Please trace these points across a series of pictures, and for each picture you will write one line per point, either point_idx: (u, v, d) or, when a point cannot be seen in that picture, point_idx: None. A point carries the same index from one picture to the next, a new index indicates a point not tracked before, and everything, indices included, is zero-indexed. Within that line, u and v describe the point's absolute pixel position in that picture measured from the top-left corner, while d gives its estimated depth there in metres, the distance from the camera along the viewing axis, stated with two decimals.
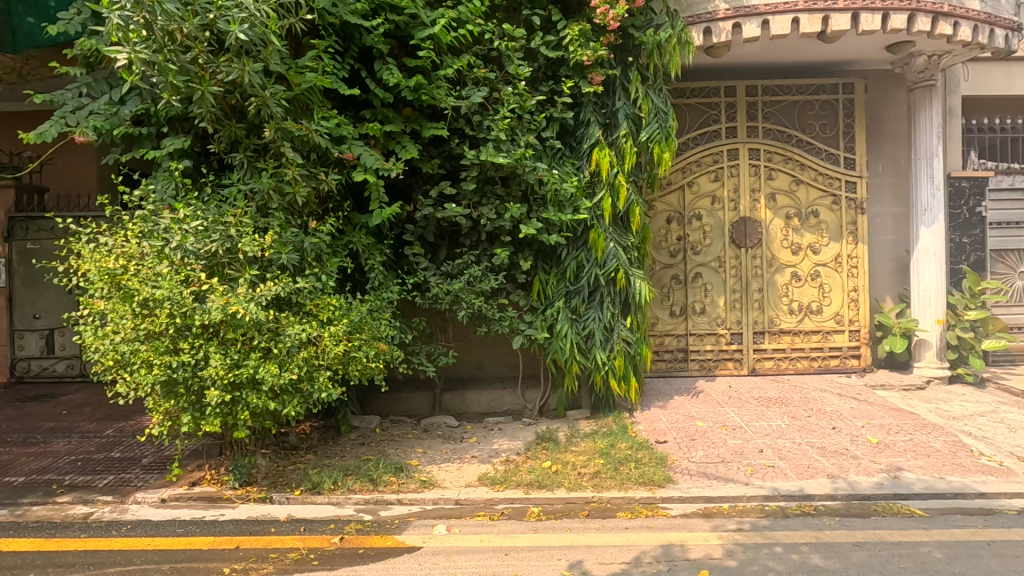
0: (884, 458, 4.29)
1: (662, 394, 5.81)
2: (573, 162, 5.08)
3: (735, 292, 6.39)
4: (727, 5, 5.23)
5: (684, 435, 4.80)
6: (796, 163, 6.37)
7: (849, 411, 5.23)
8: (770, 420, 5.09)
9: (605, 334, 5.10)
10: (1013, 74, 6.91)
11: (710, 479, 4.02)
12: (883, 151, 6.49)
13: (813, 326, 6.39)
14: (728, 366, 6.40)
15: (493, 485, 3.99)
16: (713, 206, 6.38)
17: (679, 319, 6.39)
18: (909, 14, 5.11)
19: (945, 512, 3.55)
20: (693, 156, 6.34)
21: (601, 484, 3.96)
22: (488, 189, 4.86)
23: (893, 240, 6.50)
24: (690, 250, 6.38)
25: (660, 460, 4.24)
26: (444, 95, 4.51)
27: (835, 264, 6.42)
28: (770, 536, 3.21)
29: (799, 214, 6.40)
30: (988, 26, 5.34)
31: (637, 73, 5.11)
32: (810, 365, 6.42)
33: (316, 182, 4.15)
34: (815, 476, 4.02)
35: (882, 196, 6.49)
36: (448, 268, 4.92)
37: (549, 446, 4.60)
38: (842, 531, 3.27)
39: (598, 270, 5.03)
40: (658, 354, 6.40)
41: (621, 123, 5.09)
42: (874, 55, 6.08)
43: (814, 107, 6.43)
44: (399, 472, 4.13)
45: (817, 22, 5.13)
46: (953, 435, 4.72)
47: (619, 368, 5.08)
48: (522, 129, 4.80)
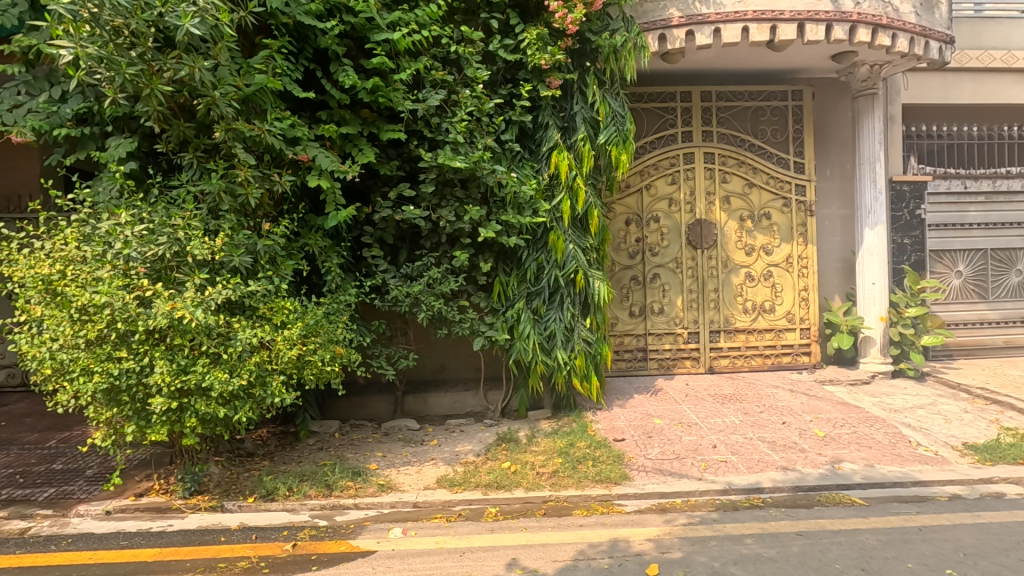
0: (829, 451, 4.48)
1: (622, 394, 5.90)
2: (532, 164, 5.13)
3: (692, 292, 6.56)
4: (680, 13, 5.37)
5: (641, 433, 4.91)
6: (749, 166, 6.58)
7: (799, 406, 5.43)
8: (724, 417, 5.23)
9: (566, 334, 5.16)
10: (949, 84, 7.32)
11: (665, 475, 4.12)
12: (831, 156, 6.75)
13: (766, 324, 6.60)
14: (686, 365, 6.56)
15: (451, 487, 4.00)
16: (670, 208, 6.54)
17: (638, 319, 6.52)
18: (850, 25, 5.35)
19: (883, 501, 3.72)
20: (650, 159, 6.48)
21: (559, 482, 4.01)
22: (447, 191, 4.84)
23: (840, 241, 6.78)
24: (648, 251, 6.52)
25: (617, 458, 4.32)
26: (402, 98, 4.49)
27: (786, 264, 6.65)
28: (718, 529, 3.31)
29: (752, 216, 6.60)
30: (923, 38, 5.64)
31: (594, 78, 5.19)
32: (764, 362, 6.63)
33: (270, 184, 4.09)
34: (765, 470, 4.17)
35: (830, 199, 6.76)
36: (408, 271, 4.91)
37: (509, 446, 4.63)
38: (786, 521, 3.40)
39: (558, 272, 5.08)
40: (618, 354, 6.51)
41: (579, 127, 5.16)
42: (821, 64, 6.32)
43: (765, 113, 6.66)
44: (356, 476, 4.09)
45: (765, 31, 5.31)
46: (893, 427, 4.96)
47: (579, 368, 5.15)
48: (480, 132, 4.81)
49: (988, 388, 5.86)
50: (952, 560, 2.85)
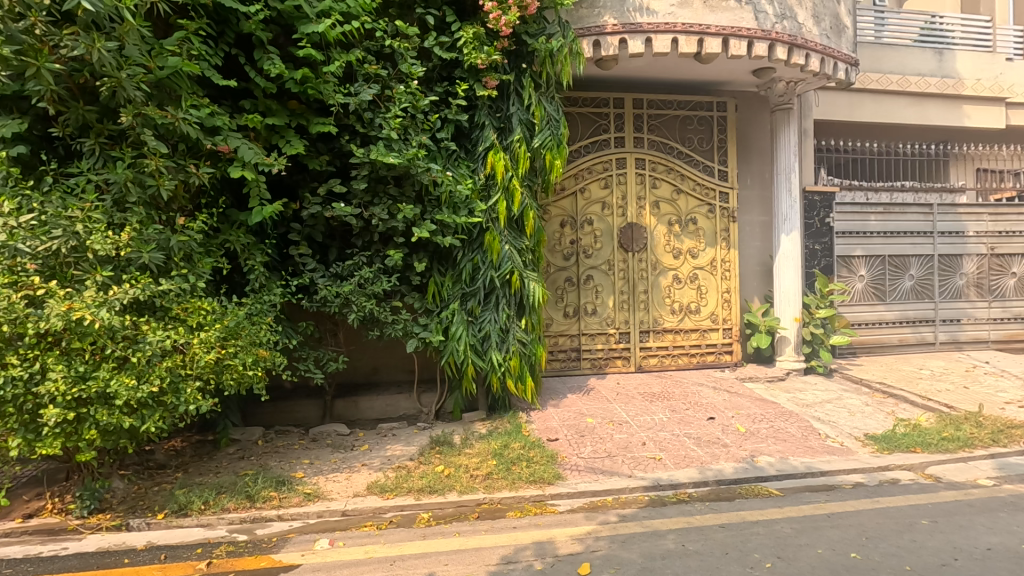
0: (749, 445, 4.73)
1: (556, 393, 5.96)
2: (468, 164, 5.09)
3: (624, 293, 6.74)
4: (615, 21, 5.50)
5: (574, 432, 4.98)
6: (677, 173, 6.85)
7: (721, 403, 5.70)
8: (653, 414, 5.41)
9: (500, 335, 5.14)
10: (854, 104, 7.96)
11: (596, 473, 4.20)
12: (751, 165, 7.15)
13: (692, 324, 6.89)
14: (617, 364, 6.73)
15: (382, 493, 3.88)
16: (603, 212, 6.70)
17: (572, 320, 6.63)
18: (769, 43, 5.69)
19: (796, 491, 3.96)
20: (584, 163, 6.61)
21: (492, 484, 3.99)
22: (380, 189, 4.71)
23: (759, 246, 7.19)
24: (582, 254, 6.64)
25: (551, 458, 4.36)
26: (333, 91, 4.32)
27: (710, 267, 6.97)
28: (647, 525, 3.40)
29: (680, 221, 6.87)
30: (832, 59, 6.08)
31: (530, 80, 5.21)
32: (690, 361, 6.91)
33: (186, 176, 3.80)
34: (690, 465, 4.34)
35: (750, 206, 7.15)
36: (338, 270, 4.72)
37: (443, 449, 4.56)
38: (710, 515, 3.55)
39: (493, 272, 5.06)
40: (552, 354, 6.59)
41: (515, 128, 5.16)
42: (743, 78, 6.67)
43: (692, 123, 6.95)
44: (280, 485, 3.89)
45: (693, 44, 5.54)
46: (805, 421, 5.30)
47: (514, 369, 5.14)
48: (415, 129, 4.72)
49: (886, 382, 6.39)
50: (856, 544, 3.06)
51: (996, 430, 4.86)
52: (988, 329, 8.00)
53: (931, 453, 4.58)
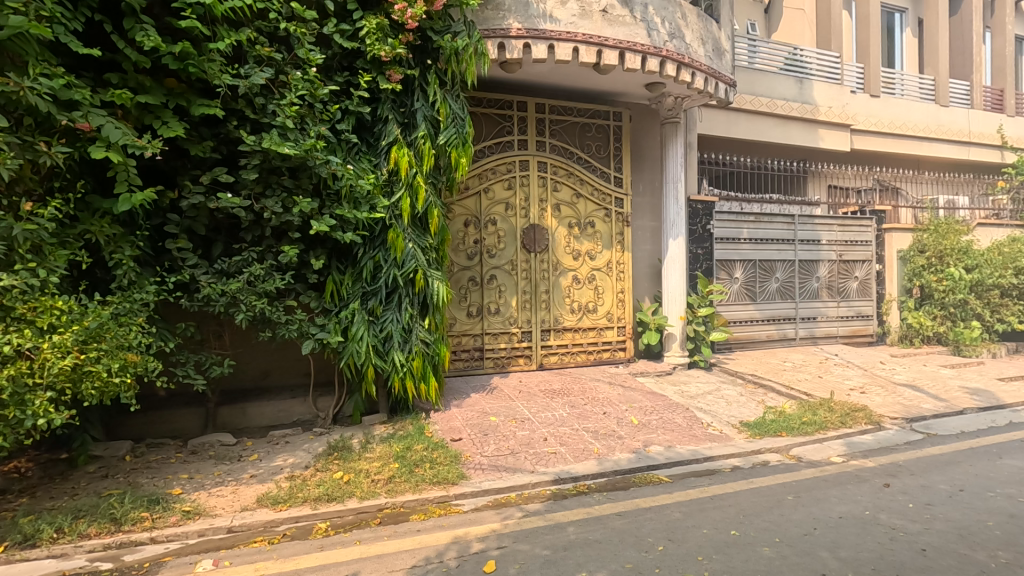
0: (641, 436, 5.03)
1: (458, 393, 5.94)
2: (370, 159, 4.92)
3: (526, 292, 6.87)
4: (520, 25, 5.58)
5: (478, 431, 4.98)
6: (577, 178, 7.12)
7: (616, 397, 6.00)
8: (554, 410, 5.56)
9: (403, 335, 5.02)
10: (731, 121, 8.76)
11: (500, 471, 4.25)
12: (643, 173, 7.60)
13: (590, 323, 7.20)
14: (519, 362, 6.86)
15: (275, 505, 3.63)
16: (506, 212, 6.79)
17: (475, 319, 6.65)
18: (660, 59, 6.08)
19: (683, 477, 4.27)
20: (488, 164, 6.66)
21: (395, 488, 3.89)
22: (273, 180, 4.40)
23: (650, 249, 7.66)
24: (485, 253, 6.68)
25: (454, 458, 4.33)
26: (219, 71, 3.96)
27: (606, 268, 7.32)
28: (549, 518, 3.49)
29: (579, 224, 7.14)
30: (714, 80, 6.64)
31: (435, 77, 5.13)
32: (587, 358, 7.21)
33: (35, 155, 3.31)
34: (589, 458, 4.54)
35: (642, 212, 7.60)
36: (223, 266, 4.35)
37: (341, 455, 4.36)
38: (608, 504, 3.72)
39: (396, 271, 4.94)
40: (455, 354, 6.56)
41: (420, 124, 5.05)
42: (637, 91, 7.08)
43: (591, 130, 7.27)
44: (154, 505, 3.50)
45: (592, 54, 5.78)
46: (690, 411, 5.74)
47: (417, 369, 5.04)
48: (312, 119, 4.48)
49: (757, 374, 7.09)
50: (735, 521, 3.35)
51: (844, 414, 5.58)
52: (838, 325, 9.15)
53: (793, 436, 5.16)
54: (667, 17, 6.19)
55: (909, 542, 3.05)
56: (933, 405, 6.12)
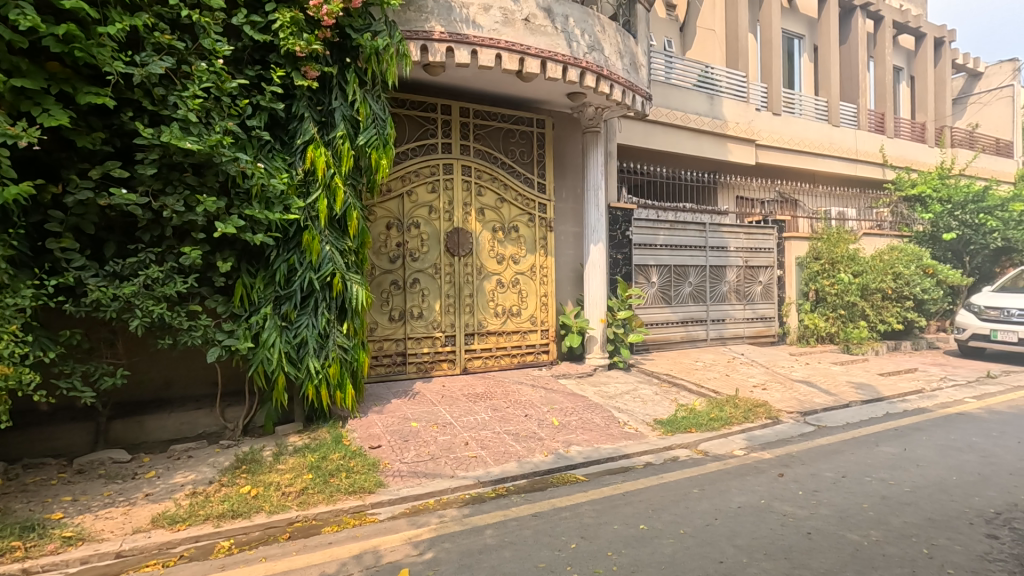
0: (561, 437, 5.15)
1: (379, 399, 5.82)
2: (284, 157, 4.71)
3: (450, 297, 6.84)
4: (442, 28, 5.57)
5: (398, 437, 4.89)
6: (501, 183, 7.18)
7: (538, 399, 6.09)
8: (476, 414, 5.57)
9: (319, 341, 4.84)
10: (648, 133, 9.18)
11: (419, 477, 4.20)
12: (566, 180, 7.78)
13: (513, 327, 7.27)
14: (442, 366, 6.82)
15: (171, 525, 3.38)
16: (429, 215, 6.75)
17: (397, 324, 6.57)
18: (580, 70, 6.27)
19: (599, 475, 4.41)
20: (411, 166, 6.60)
21: (307, 500, 3.74)
22: (174, 176, 4.12)
23: (572, 254, 7.86)
24: (408, 257, 6.61)
25: (372, 466, 4.23)
26: (111, 58, 3.67)
27: (530, 273, 7.43)
28: (466, 522, 3.49)
29: (503, 228, 7.20)
30: (631, 93, 6.92)
31: (354, 76, 4.98)
32: (511, 361, 7.28)
33: None
34: (509, 460, 4.58)
35: (565, 217, 7.78)
36: (116, 268, 4.01)
37: (250, 468, 4.13)
38: (525, 505, 3.77)
39: (312, 274, 4.76)
40: (376, 359, 6.44)
41: (338, 124, 4.91)
42: (559, 100, 7.25)
43: (515, 136, 7.37)
44: (28, 532, 3.17)
45: (515, 62, 5.86)
46: (607, 411, 5.93)
47: (333, 376, 4.88)
48: (219, 114, 4.24)
49: (671, 373, 7.44)
50: (644, 516, 3.50)
51: (747, 409, 5.99)
52: (744, 326, 9.80)
53: (701, 432, 5.46)
54: (586, 29, 6.40)
55: (797, 526, 3.32)
56: (824, 399, 6.70)
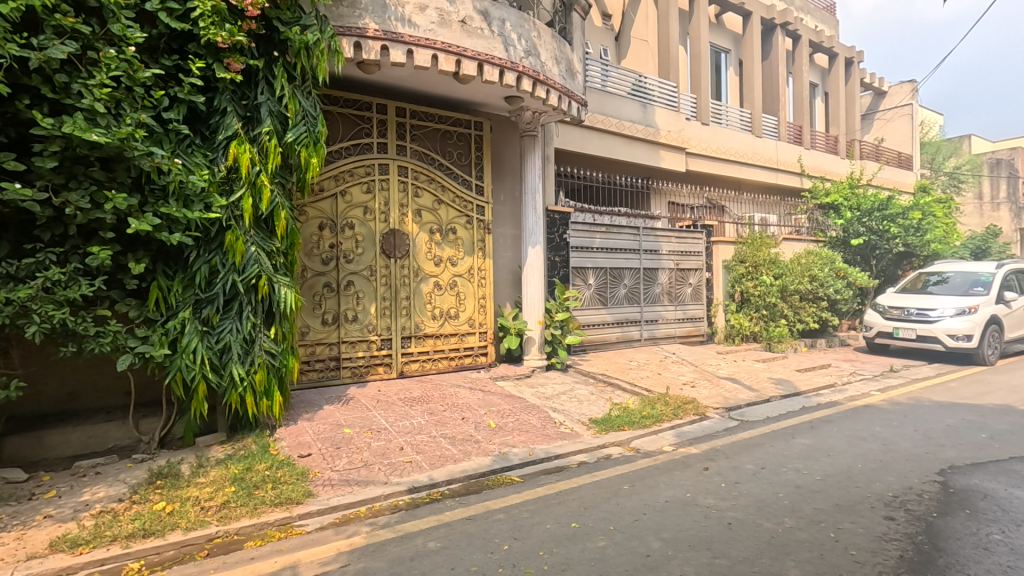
0: (497, 438, 5.16)
1: (310, 405, 5.63)
2: (204, 153, 4.47)
3: (385, 299, 6.71)
4: (376, 26, 5.46)
5: (329, 445, 4.74)
6: (438, 184, 7.12)
7: (475, 402, 6.08)
8: (411, 418, 5.48)
9: (243, 347, 4.62)
10: (584, 138, 9.39)
11: (350, 485, 4.08)
12: (504, 183, 7.82)
13: (451, 329, 7.22)
14: (378, 371, 6.67)
15: (73, 548, 3.12)
16: (364, 216, 6.60)
17: (331, 327, 6.38)
18: (517, 74, 6.32)
19: (534, 476, 4.45)
20: (344, 166, 6.44)
21: (228, 514, 3.55)
22: (79, 170, 3.81)
23: (511, 256, 7.90)
24: (342, 258, 6.43)
25: (301, 475, 4.08)
26: (4, 40, 3.35)
27: (468, 275, 7.40)
28: (398, 529, 3.43)
29: (441, 230, 7.14)
30: (567, 98, 7.05)
31: (282, 70, 4.80)
32: (449, 364, 7.22)
33: None
34: (444, 464, 4.54)
35: (503, 220, 7.81)
36: (9, 269, 3.65)
37: (165, 483, 3.88)
38: (459, 509, 3.75)
39: (236, 276, 4.54)
40: (308, 364, 6.24)
41: (264, 119, 4.71)
42: (497, 103, 7.28)
43: (453, 137, 7.34)
44: None
45: (451, 63, 5.83)
46: (544, 412, 6.01)
47: (259, 383, 4.66)
48: (131, 104, 3.97)
49: (607, 373, 7.63)
50: (576, 514, 3.57)
51: (677, 406, 6.23)
52: (675, 326, 10.20)
53: (633, 429, 5.63)
54: (523, 34, 6.47)
55: (719, 518, 3.48)
56: (747, 395, 7.07)
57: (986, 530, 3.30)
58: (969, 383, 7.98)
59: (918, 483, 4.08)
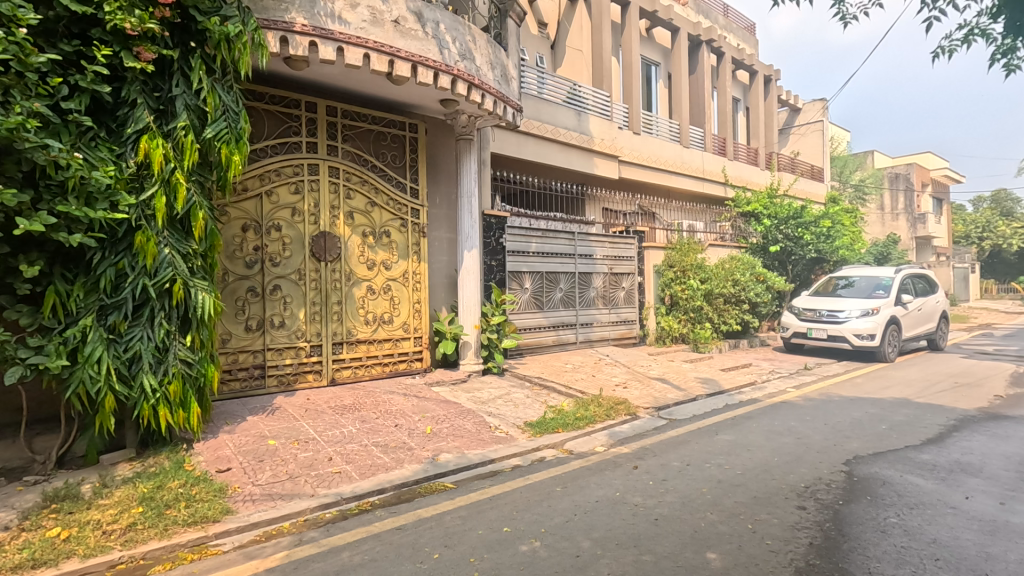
0: (431, 445, 5.09)
1: (232, 416, 5.34)
2: (110, 147, 4.14)
3: (315, 304, 6.47)
4: (304, 21, 5.28)
5: (251, 458, 4.49)
6: (371, 186, 6.95)
7: (409, 408, 5.97)
8: (342, 427, 5.30)
9: (156, 356, 4.30)
10: (520, 143, 9.49)
11: (273, 500, 3.88)
12: (439, 186, 7.74)
13: (385, 334, 7.05)
14: (307, 378, 6.41)
15: None
16: (293, 218, 6.34)
17: (255, 334, 6.09)
18: (451, 77, 6.28)
19: (467, 481, 4.41)
20: (270, 165, 6.18)
21: (134, 537, 3.28)
22: None
23: (446, 260, 7.82)
24: (267, 261, 6.16)
25: (219, 492, 3.84)
26: None
27: (402, 279, 7.26)
28: (324, 544, 3.30)
29: (374, 233, 6.97)
30: (502, 103, 7.07)
31: (200, 62, 4.52)
32: (382, 370, 7.05)
33: None
34: (375, 473, 4.42)
35: (438, 223, 7.72)
36: None
37: (61, 506, 3.54)
38: (389, 519, 3.65)
39: (147, 280, 4.22)
40: (230, 373, 5.92)
41: (179, 113, 4.41)
42: (432, 106, 7.20)
43: (386, 139, 7.19)
44: None
45: (384, 63, 5.71)
46: (479, 416, 5.98)
47: (173, 395, 4.35)
48: (22, 92, 3.61)
49: (542, 376, 7.71)
50: (508, 518, 3.56)
51: (610, 407, 6.39)
52: (609, 329, 10.46)
53: (567, 431, 5.71)
54: (457, 37, 6.44)
55: (646, 515, 3.58)
56: (676, 394, 7.35)
57: (883, 514, 3.57)
58: (872, 378, 8.67)
59: (826, 473, 4.38)
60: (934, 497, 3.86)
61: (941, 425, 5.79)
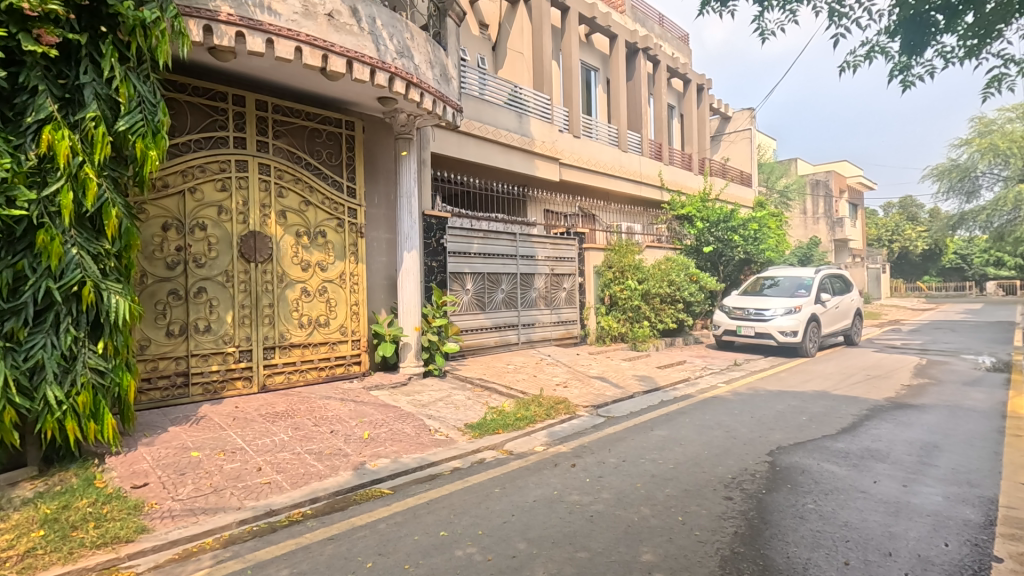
0: (368, 450, 4.96)
1: (151, 428, 5.01)
2: (7, 137, 3.78)
3: (244, 307, 6.18)
4: (231, 11, 5.02)
5: (171, 472, 4.22)
6: (306, 184, 6.70)
7: (346, 413, 5.80)
8: (273, 435, 5.08)
9: (61, 365, 3.96)
10: (461, 144, 9.44)
11: (195, 515, 3.67)
12: (378, 185, 7.56)
13: (321, 338, 6.82)
14: (236, 385, 6.11)
15: None
16: (219, 216, 6.03)
17: (177, 339, 5.76)
18: (389, 75, 6.15)
19: (405, 486, 4.33)
20: (194, 160, 5.86)
21: (34, 564, 3.00)
22: None
23: (385, 261, 7.65)
24: (191, 262, 5.82)
25: (133, 509, 3.58)
26: None
27: (339, 280, 7.05)
28: (249, 559, 3.15)
29: (308, 233, 6.72)
30: (442, 103, 6.99)
31: (112, 48, 4.19)
32: (318, 374, 6.82)
33: None
34: (308, 483, 4.26)
35: (377, 223, 7.54)
36: None
37: None
38: (320, 530, 3.53)
39: (51, 284, 3.89)
40: (149, 381, 5.55)
41: (88, 103, 4.08)
42: (369, 103, 7.04)
43: (321, 136, 6.97)
44: None
45: (317, 58, 5.53)
46: (418, 420, 5.89)
47: (83, 406, 4.01)
48: None
49: (483, 377, 7.69)
50: (445, 523, 3.52)
51: (550, 407, 6.45)
52: (550, 329, 10.57)
53: (507, 432, 5.73)
54: (394, 34, 6.32)
55: (582, 512, 3.64)
56: (614, 392, 7.53)
57: (801, 501, 3.79)
58: (795, 372, 9.21)
59: (752, 464, 4.60)
60: (847, 482, 4.14)
61: (853, 415, 6.22)
